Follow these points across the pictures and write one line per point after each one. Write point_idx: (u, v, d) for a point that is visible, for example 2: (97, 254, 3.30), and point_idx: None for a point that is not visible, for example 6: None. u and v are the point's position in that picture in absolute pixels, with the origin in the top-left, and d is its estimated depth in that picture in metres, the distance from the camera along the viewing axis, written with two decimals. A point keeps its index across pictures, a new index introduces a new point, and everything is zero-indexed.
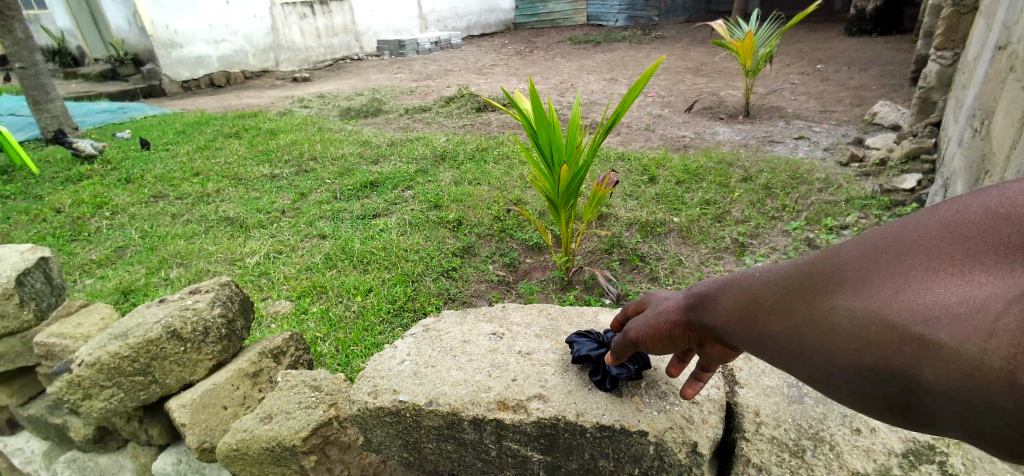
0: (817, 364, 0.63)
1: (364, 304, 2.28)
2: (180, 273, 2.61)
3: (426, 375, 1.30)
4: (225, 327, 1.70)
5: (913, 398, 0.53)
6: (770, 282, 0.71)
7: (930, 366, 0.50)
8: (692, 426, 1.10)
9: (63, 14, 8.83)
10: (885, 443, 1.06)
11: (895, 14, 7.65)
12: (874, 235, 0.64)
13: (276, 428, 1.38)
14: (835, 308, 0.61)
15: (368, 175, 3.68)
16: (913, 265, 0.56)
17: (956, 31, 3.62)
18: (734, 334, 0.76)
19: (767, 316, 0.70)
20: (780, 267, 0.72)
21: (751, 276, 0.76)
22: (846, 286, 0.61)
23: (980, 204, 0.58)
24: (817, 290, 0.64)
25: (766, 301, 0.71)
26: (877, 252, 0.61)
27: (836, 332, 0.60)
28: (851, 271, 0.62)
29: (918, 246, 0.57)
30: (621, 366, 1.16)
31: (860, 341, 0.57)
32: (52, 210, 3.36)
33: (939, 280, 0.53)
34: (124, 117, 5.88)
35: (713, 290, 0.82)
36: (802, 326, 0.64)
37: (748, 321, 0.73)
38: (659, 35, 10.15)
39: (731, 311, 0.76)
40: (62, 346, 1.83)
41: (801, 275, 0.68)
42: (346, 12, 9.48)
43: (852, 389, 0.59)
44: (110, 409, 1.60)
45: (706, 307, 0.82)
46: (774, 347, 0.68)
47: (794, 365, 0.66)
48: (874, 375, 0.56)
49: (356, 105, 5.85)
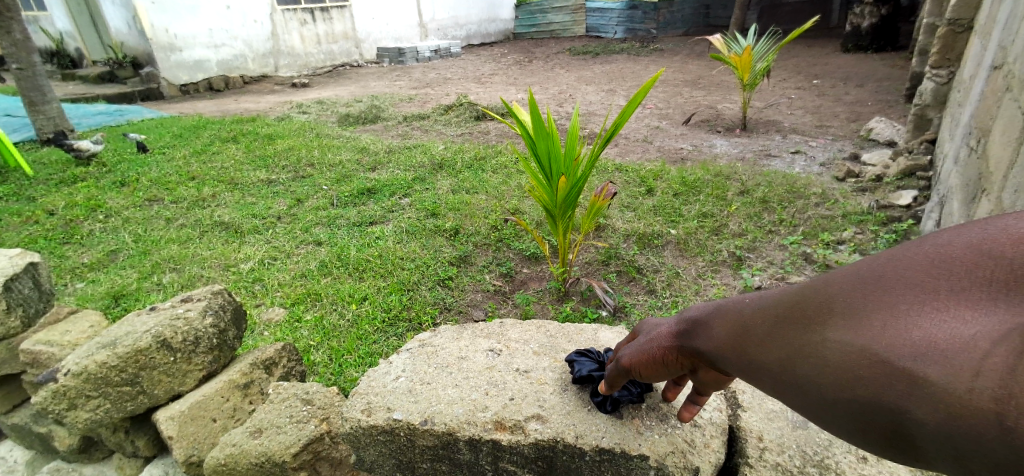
0: (806, 396, 0.61)
1: (358, 313, 2.25)
2: (173, 279, 2.58)
3: (421, 393, 1.27)
4: (216, 337, 1.67)
5: (903, 437, 0.51)
6: (761, 309, 0.70)
7: (919, 403, 0.48)
8: (693, 451, 1.08)
9: (63, 15, 8.82)
10: (891, 472, 1.03)
11: (891, 31, 7.72)
12: (862, 262, 0.62)
13: (266, 443, 1.35)
14: (824, 339, 0.59)
15: (365, 181, 3.66)
16: (898, 296, 0.54)
17: (952, 50, 3.64)
18: (725, 362, 0.74)
19: (755, 344, 0.68)
20: (771, 294, 0.70)
21: (743, 301, 0.75)
22: (834, 316, 0.59)
23: (965, 235, 0.57)
24: (806, 320, 0.62)
25: (756, 329, 0.69)
26: (863, 281, 0.59)
27: (825, 364, 0.58)
28: (839, 299, 0.60)
29: (904, 277, 0.56)
30: (623, 389, 1.13)
31: (848, 374, 0.55)
32: (45, 212, 3.32)
33: (925, 314, 0.52)
34: (121, 119, 5.86)
35: (706, 316, 0.80)
36: (791, 356, 0.62)
37: (738, 349, 0.71)
38: (657, 48, 10.21)
39: (721, 338, 0.75)
40: (49, 354, 1.79)
41: (790, 303, 0.66)
42: (346, 19, 9.50)
43: (843, 424, 0.57)
44: (96, 419, 1.57)
45: (698, 333, 0.80)
46: (763, 376, 0.66)
47: (784, 395, 0.64)
48: (861, 408, 0.54)
49: (355, 112, 5.84)
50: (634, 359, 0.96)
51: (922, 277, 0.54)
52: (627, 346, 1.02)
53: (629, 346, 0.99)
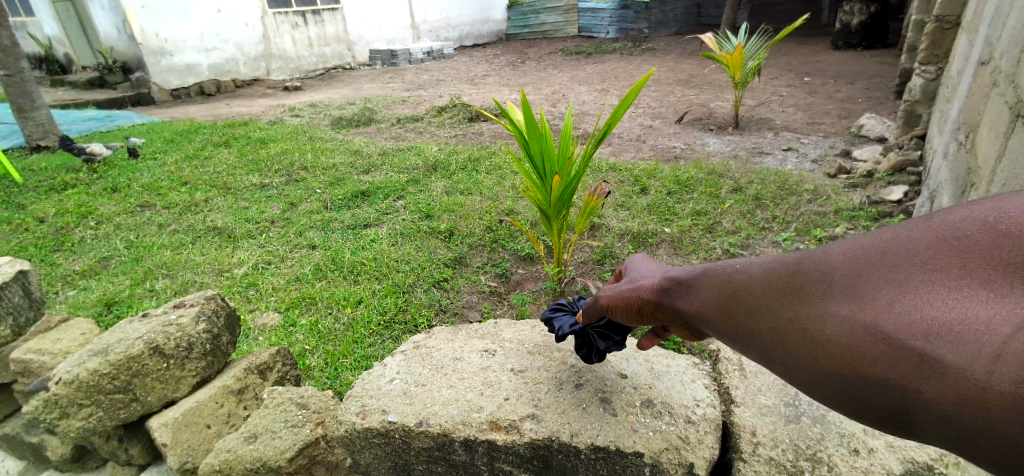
0: (801, 368, 0.61)
1: (353, 316, 2.24)
2: (166, 285, 2.56)
3: (416, 395, 1.27)
4: (209, 342, 1.66)
5: (905, 415, 0.51)
6: (754, 277, 0.70)
7: (926, 385, 0.49)
8: (688, 447, 1.09)
9: (51, 21, 8.76)
10: (883, 464, 1.03)
11: (880, 28, 7.78)
12: (865, 236, 0.63)
13: (261, 448, 1.34)
14: (825, 313, 0.59)
15: (359, 184, 3.66)
16: (907, 273, 0.55)
17: (939, 46, 3.68)
18: (713, 330, 0.75)
19: (748, 313, 0.69)
20: (767, 262, 0.70)
21: (732, 266, 0.75)
22: (837, 291, 0.59)
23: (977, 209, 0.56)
24: (803, 293, 0.63)
25: (748, 297, 0.69)
26: (868, 256, 0.59)
27: (824, 340, 0.58)
28: (842, 275, 0.60)
29: (913, 253, 0.56)
30: (607, 341, 1.20)
31: (853, 352, 0.55)
32: (35, 220, 3.29)
33: (936, 291, 0.52)
34: (111, 125, 5.82)
35: (695, 281, 0.80)
36: (787, 328, 0.63)
37: (727, 316, 0.72)
38: (649, 47, 10.24)
39: (710, 303, 0.75)
40: (40, 362, 1.78)
41: (788, 275, 0.66)
42: (338, 21, 9.46)
43: (839, 398, 0.58)
44: (89, 428, 1.55)
45: (682, 296, 0.81)
46: (756, 345, 0.67)
47: (777, 367, 0.65)
48: (863, 384, 0.54)
49: (348, 115, 5.82)
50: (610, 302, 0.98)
51: (931, 253, 0.54)
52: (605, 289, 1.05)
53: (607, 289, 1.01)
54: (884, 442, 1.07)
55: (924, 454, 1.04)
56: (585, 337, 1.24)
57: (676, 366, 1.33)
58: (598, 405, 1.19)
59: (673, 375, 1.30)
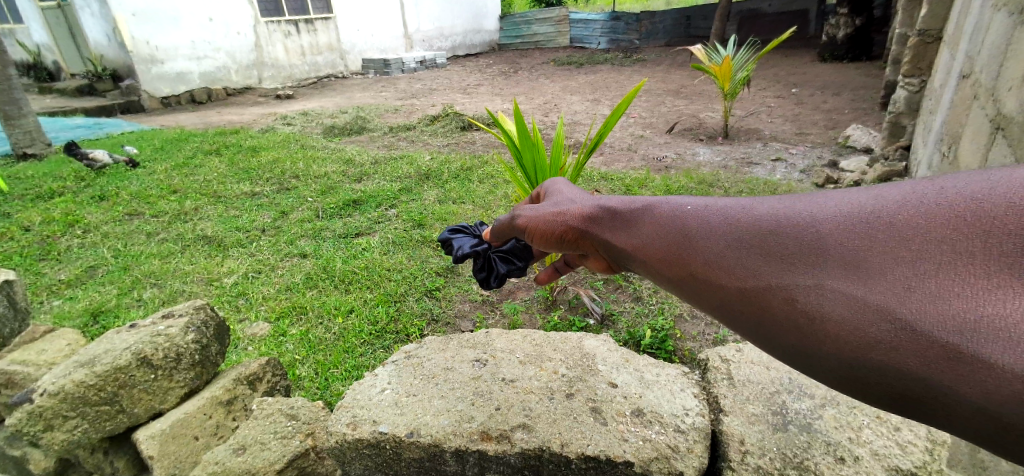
0: (786, 342, 0.56)
1: (344, 326, 2.23)
2: (154, 294, 2.54)
3: (407, 405, 1.27)
4: (198, 353, 1.65)
5: (920, 405, 0.47)
6: (727, 233, 0.63)
7: (960, 382, 0.44)
8: (677, 455, 1.10)
9: (40, 28, 8.70)
10: (868, 471, 1.04)
11: (865, 41, 7.94)
12: (856, 198, 0.57)
13: (250, 460, 1.32)
14: (819, 283, 0.53)
15: (351, 193, 3.66)
16: (921, 251, 0.49)
17: (922, 59, 3.76)
18: (672, 287, 0.69)
19: (718, 271, 0.62)
20: (741, 219, 0.63)
21: (692, 215, 0.68)
22: (833, 261, 0.53)
23: (984, 177, 0.52)
24: (788, 255, 0.57)
25: (719, 255, 0.63)
26: (870, 226, 0.53)
27: (820, 315, 0.52)
28: (840, 245, 0.54)
29: (928, 230, 0.50)
30: (507, 265, 1.24)
31: (857, 335, 0.49)
32: (20, 228, 3.25)
33: (959, 277, 0.47)
34: (100, 133, 5.78)
35: (647, 236, 0.72)
36: (767, 292, 0.57)
37: (692, 272, 0.65)
38: (639, 58, 10.35)
39: (670, 256, 0.68)
40: (24, 374, 1.74)
41: (769, 234, 0.60)
42: (330, 30, 9.48)
43: (831, 376, 0.53)
44: (73, 440, 1.53)
45: (634, 243, 0.74)
46: (731, 312, 0.61)
47: (749, 335, 0.60)
48: (870, 370, 0.49)
49: (341, 123, 5.82)
50: (532, 223, 0.92)
51: (948, 232, 0.49)
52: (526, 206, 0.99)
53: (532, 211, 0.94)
54: (869, 450, 1.08)
55: (909, 461, 1.05)
56: (487, 260, 1.28)
57: (666, 375, 1.35)
58: (589, 415, 1.20)
59: (664, 385, 1.31)
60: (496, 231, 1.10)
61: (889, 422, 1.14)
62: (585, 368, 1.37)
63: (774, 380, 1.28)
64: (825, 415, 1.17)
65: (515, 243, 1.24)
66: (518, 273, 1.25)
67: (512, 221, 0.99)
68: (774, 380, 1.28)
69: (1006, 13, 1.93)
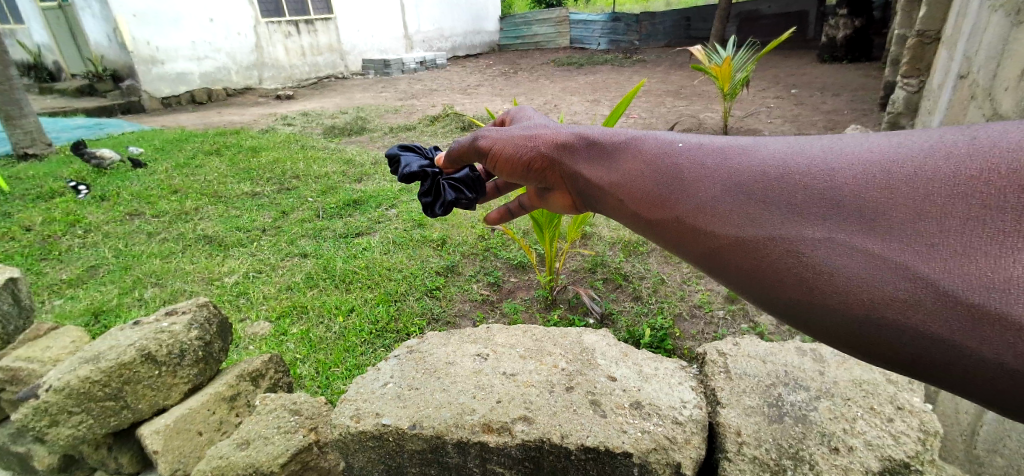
0: (787, 295, 0.59)
1: (345, 325, 2.25)
2: (155, 294, 2.56)
3: (410, 398, 1.28)
4: (201, 349, 1.66)
5: (925, 362, 0.51)
6: (733, 189, 0.66)
7: (976, 341, 0.47)
8: (674, 447, 1.12)
9: (40, 28, 8.72)
10: (862, 461, 1.07)
11: (865, 42, 7.97)
12: (875, 152, 0.58)
13: (254, 454, 1.34)
14: (830, 237, 0.55)
15: (352, 193, 3.67)
16: (945, 208, 0.51)
17: (921, 60, 3.79)
18: (673, 245, 0.72)
19: (721, 223, 0.65)
20: (747, 172, 0.66)
21: (692, 167, 0.71)
22: (846, 214, 0.56)
23: (1009, 130, 0.53)
24: (797, 208, 0.59)
25: (725, 211, 0.65)
26: (894, 181, 0.55)
27: (829, 271, 0.54)
28: (856, 200, 0.56)
29: (952, 186, 0.52)
30: (457, 191, 1.27)
31: (870, 293, 0.52)
32: (22, 228, 3.27)
33: (986, 234, 0.48)
34: (100, 133, 5.80)
35: (644, 190, 0.75)
36: (775, 246, 0.59)
37: (690, 222, 0.68)
38: (639, 59, 10.37)
39: (671, 212, 0.71)
40: (29, 370, 1.76)
41: (777, 189, 0.62)
42: (331, 31, 9.49)
43: (829, 330, 0.56)
44: (78, 436, 1.54)
45: (634, 198, 0.76)
46: (729, 266, 0.64)
47: (750, 292, 0.63)
48: (877, 326, 0.52)
49: (341, 123, 5.84)
50: (499, 146, 0.98)
51: (973, 186, 0.51)
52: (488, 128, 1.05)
53: (500, 133, 1.00)
54: (863, 440, 1.10)
55: (901, 451, 1.07)
56: (436, 184, 1.29)
57: (665, 369, 1.36)
58: (588, 407, 1.22)
59: (662, 378, 1.33)
60: (451, 156, 1.14)
61: (883, 414, 1.15)
62: (585, 362, 1.39)
63: (771, 373, 1.29)
64: (820, 407, 1.18)
65: (468, 174, 1.30)
66: (464, 203, 1.27)
67: (473, 141, 1.04)
68: (771, 373, 1.30)
69: (1002, 14, 1.96)
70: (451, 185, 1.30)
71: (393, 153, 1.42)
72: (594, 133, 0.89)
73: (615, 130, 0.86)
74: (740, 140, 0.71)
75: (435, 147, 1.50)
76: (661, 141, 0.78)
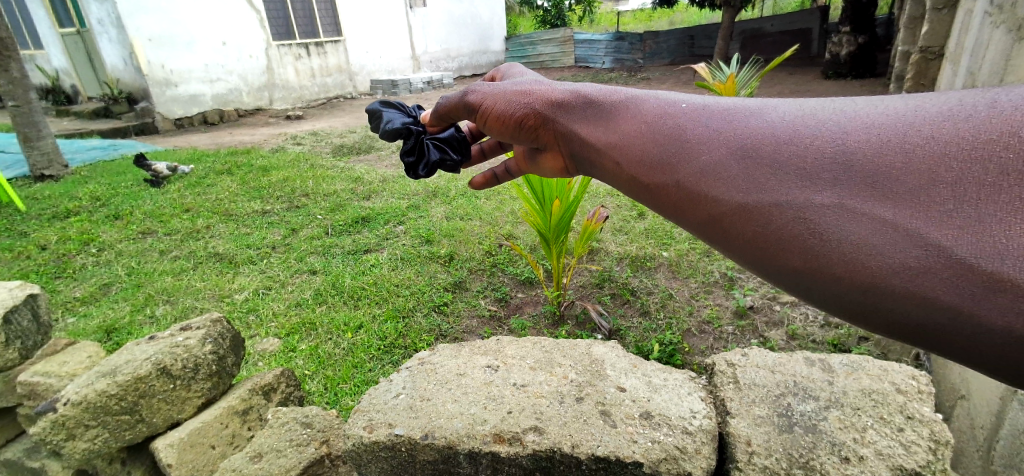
0: (788, 261, 0.61)
1: (353, 341, 2.27)
2: (166, 311, 2.60)
3: (421, 409, 1.30)
4: (215, 363, 1.69)
5: (930, 331, 0.53)
6: (739, 153, 0.67)
7: (986, 310, 0.49)
8: (685, 457, 1.13)
9: (59, 52, 8.96)
10: (874, 472, 1.06)
11: (869, 59, 8.03)
12: (885, 118, 0.61)
13: (267, 467, 1.35)
14: (840, 203, 0.57)
15: (360, 210, 3.73)
16: (961, 173, 0.53)
17: (925, 76, 3.83)
18: (674, 212, 0.74)
19: (727, 188, 0.66)
20: (753, 136, 0.68)
21: (698, 134, 0.72)
22: (859, 181, 0.57)
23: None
24: (805, 172, 0.61)
25: (730, 176, 0.67)
26: (909, 147, 0.57)
27: (836, 238, 0.56)
28: (867, 166, 0.58)
29: (968, 150, 0.54)
30: (443, 152, 1.32)
31: (882, 260, 0.54)
32: (37, 247, 3.33)
33: (1002, 200, 0.50)
34: (115, 154, 5.92)
35: (643, 158, 0.77)
36: (780, 211, 0.61)
37: (693, 188, 0.70)
38: (644, 77, 10.47)
39: (673, 177, 0.73)
40: (46, 385, 1.79)
41: (783, 154, 0.64)
42: (340, 52, 9.66)
43: (831, 296, 0.58)
44: (93, 450, 1.55)
45: (636, 164, 0.78)
46: (732, 233, 0.66)
47: (752, 258, 0.65)
48: (883, 291, 0.54)
49: (349, 143, 5.93)
50: (490, 102, 1.01)
51: (991, 151, 0.53)
52: (478, 84, 1.07)
53: (491, 89, 1.02)
54: (874, 450, 1.10)
55: (913, 461, 1.07)
56: (420, 144, 1.33)
57: (674, 379, 1.37)
58: (598, 417, 1.23)
59: (672, 388, 1.34)
60: (439, 111, 1.16)
61: (893, 423, 1.16)
62: (594, 372, 1.40)
63: (779, 383, 1.30)
64: (830, 416, 1.19)
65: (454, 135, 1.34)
66: (449, 165, 1.32)
67: (463, 98, 1.07)
68: (780, 383, 1.30)
69: (1004, 30, 1.97)
70: (435, 147, 1.34)
71: (375, 108, 1.42)
72: (591, 94, 0.91)
73: (615, 91, 0.88)
74: (747, 103, 0.73)
75: (418, 107, 1.52)
76: (666, 104, 0.80)
